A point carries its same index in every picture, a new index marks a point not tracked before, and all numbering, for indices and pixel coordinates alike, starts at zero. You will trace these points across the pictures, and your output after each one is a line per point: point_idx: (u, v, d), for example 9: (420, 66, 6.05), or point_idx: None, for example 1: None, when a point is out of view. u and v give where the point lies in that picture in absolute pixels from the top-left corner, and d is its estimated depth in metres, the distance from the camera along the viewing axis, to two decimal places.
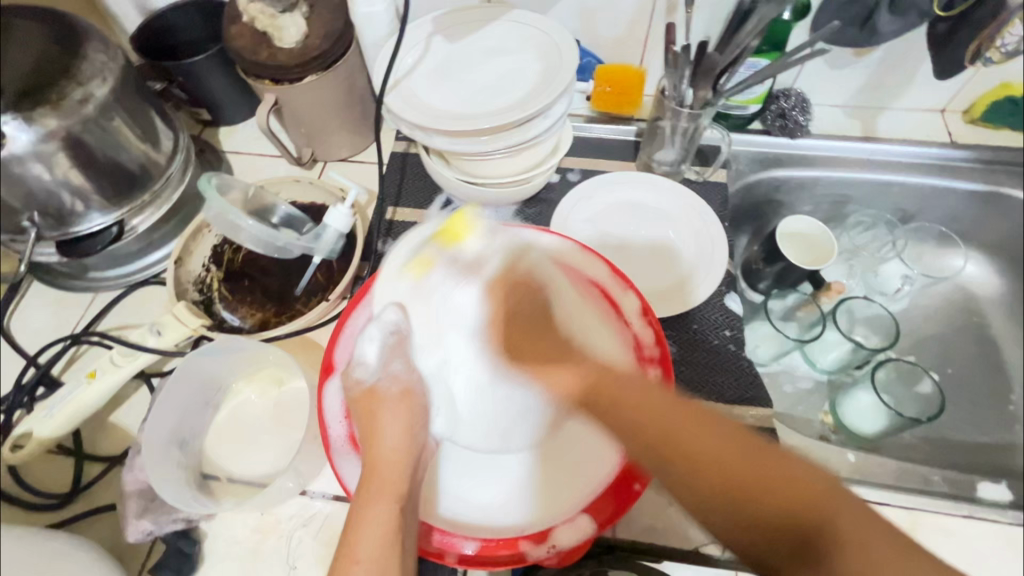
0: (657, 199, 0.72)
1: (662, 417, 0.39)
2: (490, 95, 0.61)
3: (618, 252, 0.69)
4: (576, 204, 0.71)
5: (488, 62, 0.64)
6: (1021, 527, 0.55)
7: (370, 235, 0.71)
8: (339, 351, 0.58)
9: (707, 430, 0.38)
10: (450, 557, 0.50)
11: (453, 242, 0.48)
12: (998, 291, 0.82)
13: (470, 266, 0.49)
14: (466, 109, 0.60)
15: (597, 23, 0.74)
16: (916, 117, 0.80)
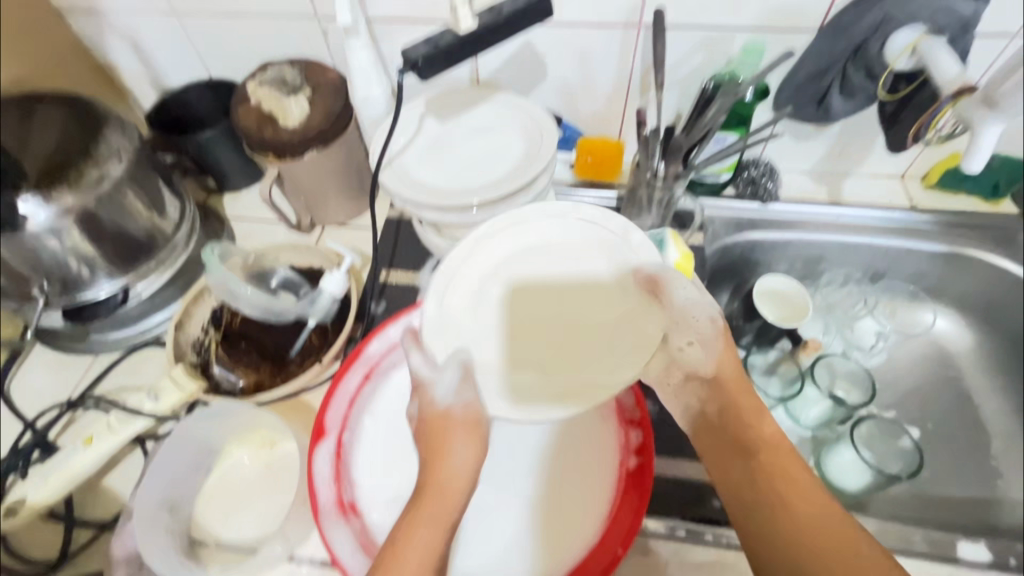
0: None
1: (786, 477, 0.50)
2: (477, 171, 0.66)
3: None
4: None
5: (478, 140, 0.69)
6: None
7: (364, 297, 0.74)
8: (330, 415, 0.60)
9: (815, 503, 0.49)
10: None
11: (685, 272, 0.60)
12: (971, 346, 0.85)
13: None
14: (454, 185, 0.65)
15: (577, 100, 0.81)
16: (878, 182, 0.85)
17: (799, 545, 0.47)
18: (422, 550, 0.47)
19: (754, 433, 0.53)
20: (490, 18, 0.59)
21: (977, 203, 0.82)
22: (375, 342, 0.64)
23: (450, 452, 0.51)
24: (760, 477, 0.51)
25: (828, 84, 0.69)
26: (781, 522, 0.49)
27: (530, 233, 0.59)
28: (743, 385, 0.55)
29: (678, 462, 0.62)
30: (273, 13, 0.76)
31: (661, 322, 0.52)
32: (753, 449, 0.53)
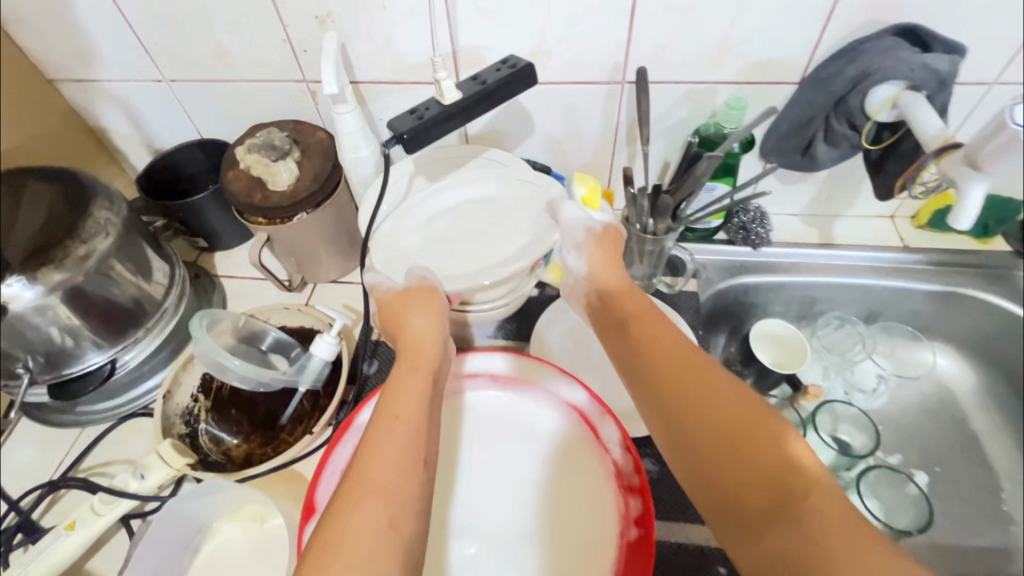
0: None
1: (663, 338, 0.52)
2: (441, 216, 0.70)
3: (594, 370, 0.73)
4: (552, 319, 0.76)
5: (447, 192, 0.71)
6: None
7: (355, 359, 0.74)
8: (320, 492, 0.58)
9: (687, 347, 0.51)
10: None
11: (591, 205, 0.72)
12: (974, 386, 0.83)
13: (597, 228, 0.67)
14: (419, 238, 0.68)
15: (566, 151, 0.81)
16: (868, 223, 0.85)
17: (683, 383, 0.47)
18: (407, 399, 0.51)
19: (625, 308, 0.58)
20: (476, 90, 0.60)
21: (968, 242, 0.83)
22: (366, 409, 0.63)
23: (410, 319, 0.59)
24: (636, 339, 0.54)
25: (812, 133, 0.70)
26: (665, 368, 0.49)
27: (478, 185, 0.71)
28: (614, 271, 0.63)
29: (681, 526, 0.60)
30: (262, 79, 0.77)
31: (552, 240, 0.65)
32: (633, 319, 0.56)
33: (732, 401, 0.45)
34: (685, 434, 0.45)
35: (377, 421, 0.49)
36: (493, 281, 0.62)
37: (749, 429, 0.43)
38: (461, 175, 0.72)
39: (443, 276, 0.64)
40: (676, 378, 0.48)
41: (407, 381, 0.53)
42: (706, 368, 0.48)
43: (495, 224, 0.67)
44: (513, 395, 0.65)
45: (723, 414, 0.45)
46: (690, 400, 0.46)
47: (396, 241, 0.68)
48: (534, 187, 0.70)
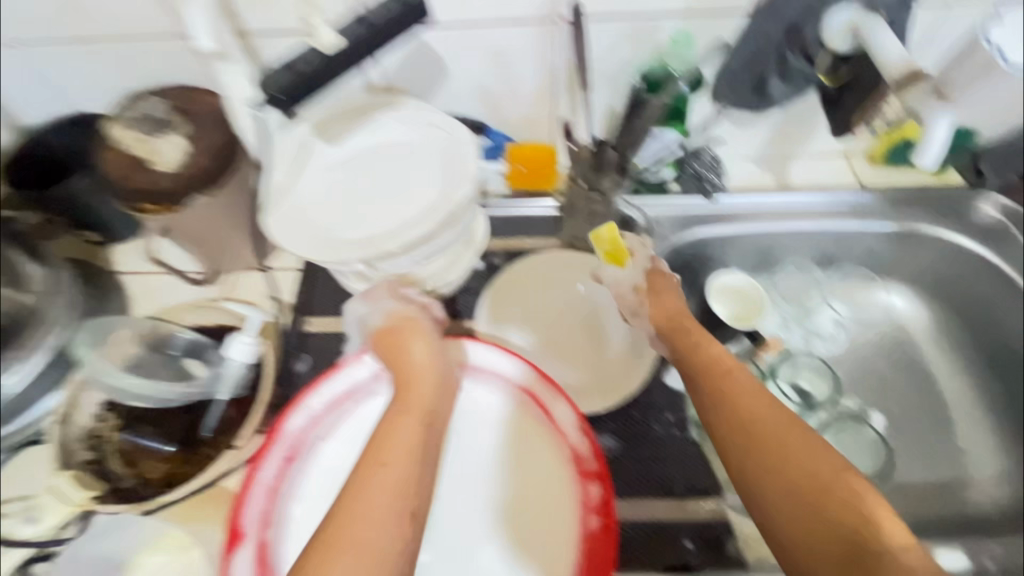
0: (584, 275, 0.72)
1: (742, 386, 0.52)
2: (343, 170, 0.58)
3: (548, 345, 0.69)
4: (501, 292, 0.71)
5: (352, 145, 0.60)
6: None
7: (284, 356, 0.66)
8: (247, 514, 0.52)
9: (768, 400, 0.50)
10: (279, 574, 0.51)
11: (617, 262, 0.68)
12: (929, 323, 0.82)
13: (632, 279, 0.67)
14: (313, 194, 0.56)
15: (501, 103, 0.73)
16: (823, 163, 0.81)
17: (763, 438, 0.48)
18: (397, 435, 0.47)
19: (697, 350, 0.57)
20: (356, 31, 0.51)
21: (921, 177, 0.80)
22: (294, 417, 0.56)
23: (410, 349, 0.56)
24: (713, 382, 0.53)
25: (766, 67, 0.64)
26: (741, 419, 0.50)
27: (385, 133, 0.60)
28: (674, 312, 0.62)
29: (645, 502, 0.57)
30: (131, 36, 0.64)
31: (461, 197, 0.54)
32: (704, 361, 0.56)
33: (816, 459, 0.45)
34: (758, 482, 0.46)
35: (363, 461, 0.45)
36: (399, 246, 0.53)
37: (838, 491, 0.43)
38: (368, 120, 0.61)
39: (341, 237, 0.53)
40: (754, 432, 0.48)
41: (397, 412, 0.50)
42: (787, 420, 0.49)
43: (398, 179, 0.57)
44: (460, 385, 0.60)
45: (806, 471, 0.45)
46: (765, 452, 0.47)
47: (293, 204, 0.56)
48: (442, 130, 0.59)
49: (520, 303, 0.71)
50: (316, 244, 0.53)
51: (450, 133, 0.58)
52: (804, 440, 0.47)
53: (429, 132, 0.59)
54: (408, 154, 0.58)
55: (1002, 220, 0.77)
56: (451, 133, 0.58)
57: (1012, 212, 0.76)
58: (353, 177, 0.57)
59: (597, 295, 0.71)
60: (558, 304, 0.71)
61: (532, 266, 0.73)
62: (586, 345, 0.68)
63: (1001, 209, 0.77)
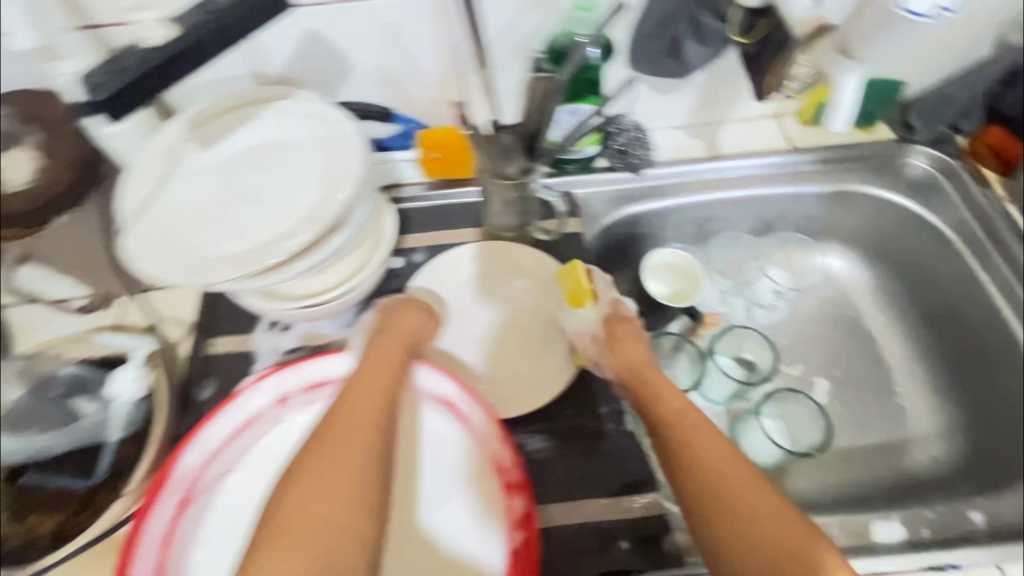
0: (509, 264, 0.68)
1: (706, 446, 0.49)
2: (218, 175, 0.51)
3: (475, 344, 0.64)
4: (428, 284, 0.67)
5: (229, 146, 0.53)
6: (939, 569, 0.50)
7: (186, 384, 0.60)
8: (139, 568, 0.47)
9: (734, 465, 0.48)
10: None
11: (576, 304, 0.63)
12: (869, 282, 0.81)
13: (590, 324, 0.62)
14: (184, 202, 0.49)
15: (405, 86, 0.66)
16: (754, 126, 0.78)
17: (729, 505, 0.46)
18: (377, 376, 0.50)
19: (658, 405, 0.54)
20: (197, 21, 0.44)
21: (852, 134, 0.77)
22: (187, 455, 0.51)
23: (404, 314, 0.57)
24: (677, 440, 0.51)
25: (678, 29, 0.59)
26: (707, 481, 0.47)
27: (266, 130, 0.54)
28: (638, 357, 0.58)
29: (579, 504, 0.55)
30: None
31: (343, 199, 0.48)
32: (669, 416, 0.53)
33: (779, 528, 0.43)
34: (729, 553, 0.44)
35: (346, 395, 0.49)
36: (271, 261, 0.46)
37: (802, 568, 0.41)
38: (245, 117, 0.54)
39: (213, 252, 0.47)
40: (719, 498, 0.46)
41: (381, 353, 0.52)
42: (754, 487, 0.46)
43: (277, 182, 0.50)
44: None
45: (769, 541, 0.43)
46: (734, 521, 0.45)
47: (160, 216, 0.48)
48: (327, 124, 0.53)
49: (448, 300, 0.66)
50: (182, 267, 0.45)
51: (336, 129, 0.53)
52: (772, 510, 0.44)
53: (311, 128, 0.53)
54: (291, 153, 0.52)
55: (934, 173, 0.74)
56: (335, 128, 0.52)
57: (944, 164, 0.74)
58: (229, 184, 0.50)
59: (530, 298, 0.67)
60: (487, 303, 0.66)
61: (457, 263, 0.68)
62: (512, 348, 0.64)
63: (932, 160, 0.75)
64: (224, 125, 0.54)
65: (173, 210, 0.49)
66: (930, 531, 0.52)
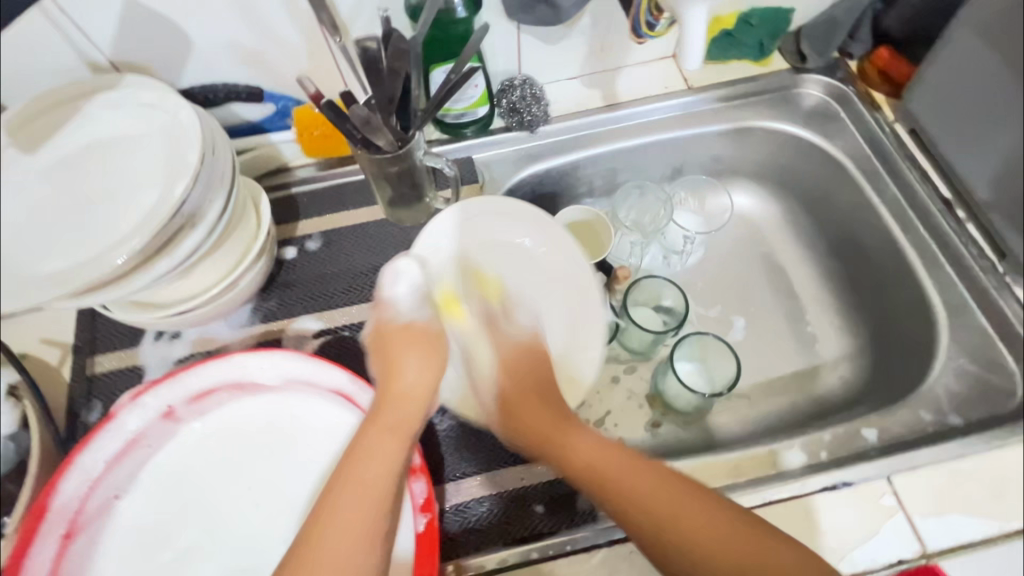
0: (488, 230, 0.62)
1: (642, 480, 0.46)
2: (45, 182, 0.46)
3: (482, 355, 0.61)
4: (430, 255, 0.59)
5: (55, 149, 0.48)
6: (834, 489, 0.52)
7: (70, 409, 0.56)
8: None
9: (677, 493, 0.45)
10: None
11: (452, 313, 0.61)
12: (777, 216, 0.81)
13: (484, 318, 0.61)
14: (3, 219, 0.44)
15: (267, 61, 0.61)
16: (651, 69, 0.76)
17: (684, 540, 0.43)
18: (376, 463, 0.45)
19: (575, 460, 0.49)
20: None
21: (749, 68, 0.76)
22: (64, 485, 0.48)
23: (406, 368, 0.53)
24: (612, 488, 0.46)
25: None
26: (650, 525, 0.44)
27: (98, 127, 0.49)
28: (515, 364, 0.57)
29: (493, 476, 0.54)
30: None
31: (179, 194, 0.45)
32: (610, 479, 0.47)
33: (763, 557, 0.41)
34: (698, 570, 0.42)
35: (337, 488, 0.44)
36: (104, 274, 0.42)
37: (773, 572, 0.40)
38: (74, 114, 0.49)
39: (36, 271, 0.42)
40: (677, 540, 0.43)
41: (379, 443, 0.46)
42: (706, 511, 0.44)
43: (110, 185, 0.46)
44: (262, 400, 0.54)
45: (731, 557, 0.41)
46: (688, 548, 0.42)
47: None
48: (166, 115, 0.49)
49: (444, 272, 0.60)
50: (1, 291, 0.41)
51: (175, 119, 0.48)
52: (731, 527, 0.43)
53: (148, 122, 0.49)
54: (126, 150, 0.48)
55: (829, 102, 0.75)
56: (172, 119, 0.48)
57: (837, 92, 0.74)
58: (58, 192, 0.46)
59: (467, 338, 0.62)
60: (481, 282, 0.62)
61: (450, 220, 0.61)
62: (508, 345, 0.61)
63: (826, 89, 0.75)
64: (49, 126, 0.48)
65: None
66: (828, 452, 0.54)
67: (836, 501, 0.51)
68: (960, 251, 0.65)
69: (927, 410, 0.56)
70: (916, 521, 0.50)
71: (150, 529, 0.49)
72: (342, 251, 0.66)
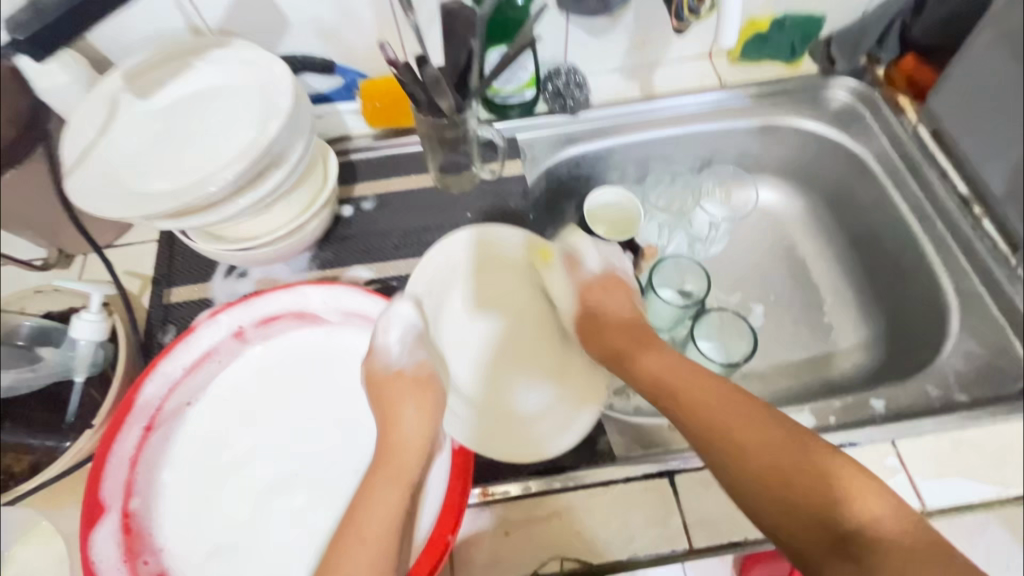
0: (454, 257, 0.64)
1: (708, 392, 0.50)
2: (161, 123, 0.55)
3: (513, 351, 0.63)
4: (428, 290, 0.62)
5: (170, 96, 0.56)
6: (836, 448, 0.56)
7: (147, 332, 0.63)
8: (106, 491, 0.51)
9: (733, 405, 0.48)
10: (155, 524, 0.52)
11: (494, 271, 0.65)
12: (801, 212, 0.85)
13: (569, 266, 0.65)
14: (132, 152, 0.53)
15: (342, 37, 0.69)
16: (687, 66, 0.82)
17: (731, 446, 0.47)
18: (375, 517, 0.48)
19: (640, 365, 0.55)
20: None
21: (780, 70, 0.82)
22: (147, 387, 0.54)
23: (400, 414, 0.54)
24: (665, 395, 0.52)
25: None
26: (714, 429, 0.48)
27: (205, 79, 0.57)
28: (596, 296, 0.62)
29: None
30: None
31: (273, 134, 0.52)
32: (674, 389, 0.52)
33: (800, 466, 0.44)
34: (745, 471, 0.45)
35: (341, 543, 0.48)
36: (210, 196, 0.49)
37: (818, 488, 0.42)
38: (183, 67, 0.57)
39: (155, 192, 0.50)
40: (720, 433, 0.47)
41: (376, 497, 0.49)
42: (760, 430, 0.46)
43: (215, 126, 0.54)
44: (320, 330, 0.60)
45: (772, 465, 0.44)
46: (729, 446, 0.46)
47: (104, 162, 0.52)
48: (262, 69, 0.56)
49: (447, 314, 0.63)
50: (124, 204, 0.49)
51: (270, 73, 0.56)
52: (780, 445, 0.45)
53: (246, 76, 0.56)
54: (228, 99, 0.55)
55: (853, 102, 0.79)
56: (267, 73, 0.56)
57: (861, 93, 0.79)
58: (173, 131, 0.54)
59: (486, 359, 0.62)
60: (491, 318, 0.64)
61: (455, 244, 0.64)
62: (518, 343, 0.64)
63: (852, 91, 0.79)
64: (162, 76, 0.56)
65: (122, 153, 0.52)
66: (837, 417, 0.58)
67: None
68: (975, 245, 0.69)
69: (935, 386, 0.59)
70: (916, 481, 0.54)
71: (218, 433, 0.56)
72: (393, 212, 0.72)
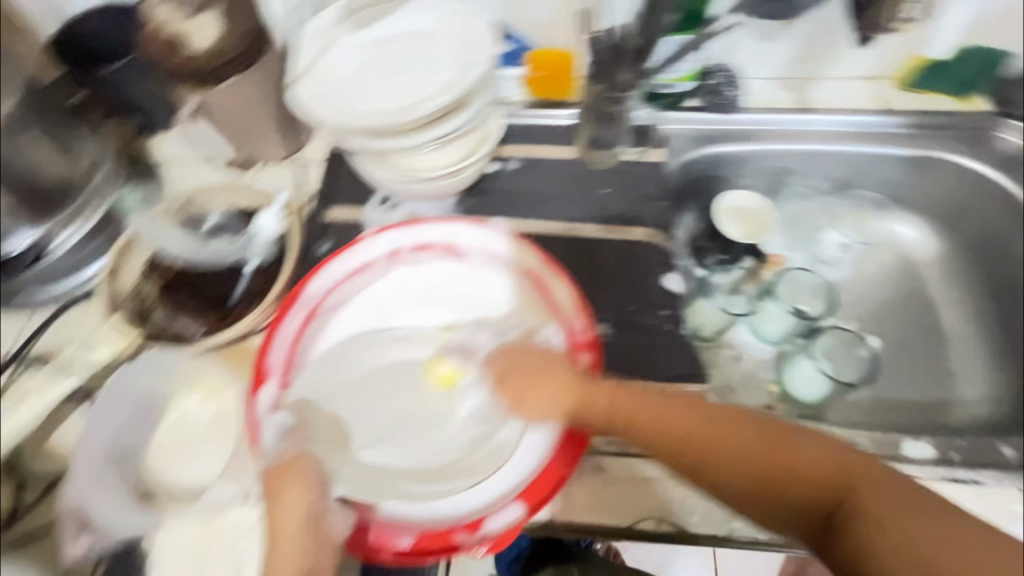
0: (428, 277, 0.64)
1: (673, 417, 0.51)
2: (373, 52, 0.62)
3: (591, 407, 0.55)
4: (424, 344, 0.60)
5: (380, 31, 0.63)
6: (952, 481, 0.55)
7: (307, 240, 0.70)
8: (272, 360, 0.58)
9: (697, 412, 0.51)
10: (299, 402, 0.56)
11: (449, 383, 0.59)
12: (939, 253, 0.82)
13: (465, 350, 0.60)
14: (349, 73, 0.61)
15: (524, 5, 0.73)
16: (851, 84, 0.80)
17: (709, 457, 0.50)
18: None
19: (594, 418, 0.52)
20: None
21: (947, 103, 0.79)
22: (314, 282, 0.62)
23: (282, 502, 0.51)
24: (633, 429, 0.51)
25: None
26: (704, 454, 0.50)
27: (412, 18, 0.63)
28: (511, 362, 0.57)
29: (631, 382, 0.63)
30: None
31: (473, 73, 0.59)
32: (637, 423, 0.51)
33: (778, 460, 0.49)
34: (739, 480, 0.49)
35: None
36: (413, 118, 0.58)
37: (799, 470, 0.49)
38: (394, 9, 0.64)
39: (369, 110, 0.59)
40: (701, 454, 0.50)
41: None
42: (734, 432, 0.50)
43: (421, 60, 0.61)
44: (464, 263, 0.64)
45: (750, 471, 0.49)
46: (713, 461, 0.50)
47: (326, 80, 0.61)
48: (466, 15, 0.63)
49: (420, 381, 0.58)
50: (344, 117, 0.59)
51: (473, 19, 0.62)
52: (752, 442, 0.50)
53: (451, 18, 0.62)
54: (433, 37, 0.62)
55: None
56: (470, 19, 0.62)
57: None
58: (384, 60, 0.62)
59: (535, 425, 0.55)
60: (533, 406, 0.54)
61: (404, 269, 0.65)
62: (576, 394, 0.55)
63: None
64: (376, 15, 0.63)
65: (342, 73, 0.61)
66: (960, 455, 0.56)
67: (957, 494, 0.54)
68: None
69: None
70: None
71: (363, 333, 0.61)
72: (535, 175, 0.76)
